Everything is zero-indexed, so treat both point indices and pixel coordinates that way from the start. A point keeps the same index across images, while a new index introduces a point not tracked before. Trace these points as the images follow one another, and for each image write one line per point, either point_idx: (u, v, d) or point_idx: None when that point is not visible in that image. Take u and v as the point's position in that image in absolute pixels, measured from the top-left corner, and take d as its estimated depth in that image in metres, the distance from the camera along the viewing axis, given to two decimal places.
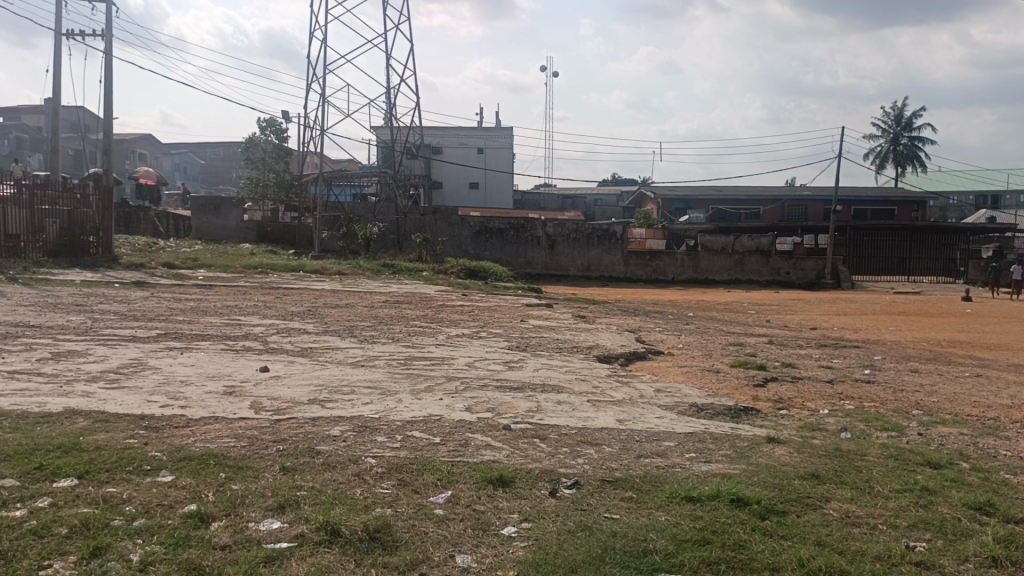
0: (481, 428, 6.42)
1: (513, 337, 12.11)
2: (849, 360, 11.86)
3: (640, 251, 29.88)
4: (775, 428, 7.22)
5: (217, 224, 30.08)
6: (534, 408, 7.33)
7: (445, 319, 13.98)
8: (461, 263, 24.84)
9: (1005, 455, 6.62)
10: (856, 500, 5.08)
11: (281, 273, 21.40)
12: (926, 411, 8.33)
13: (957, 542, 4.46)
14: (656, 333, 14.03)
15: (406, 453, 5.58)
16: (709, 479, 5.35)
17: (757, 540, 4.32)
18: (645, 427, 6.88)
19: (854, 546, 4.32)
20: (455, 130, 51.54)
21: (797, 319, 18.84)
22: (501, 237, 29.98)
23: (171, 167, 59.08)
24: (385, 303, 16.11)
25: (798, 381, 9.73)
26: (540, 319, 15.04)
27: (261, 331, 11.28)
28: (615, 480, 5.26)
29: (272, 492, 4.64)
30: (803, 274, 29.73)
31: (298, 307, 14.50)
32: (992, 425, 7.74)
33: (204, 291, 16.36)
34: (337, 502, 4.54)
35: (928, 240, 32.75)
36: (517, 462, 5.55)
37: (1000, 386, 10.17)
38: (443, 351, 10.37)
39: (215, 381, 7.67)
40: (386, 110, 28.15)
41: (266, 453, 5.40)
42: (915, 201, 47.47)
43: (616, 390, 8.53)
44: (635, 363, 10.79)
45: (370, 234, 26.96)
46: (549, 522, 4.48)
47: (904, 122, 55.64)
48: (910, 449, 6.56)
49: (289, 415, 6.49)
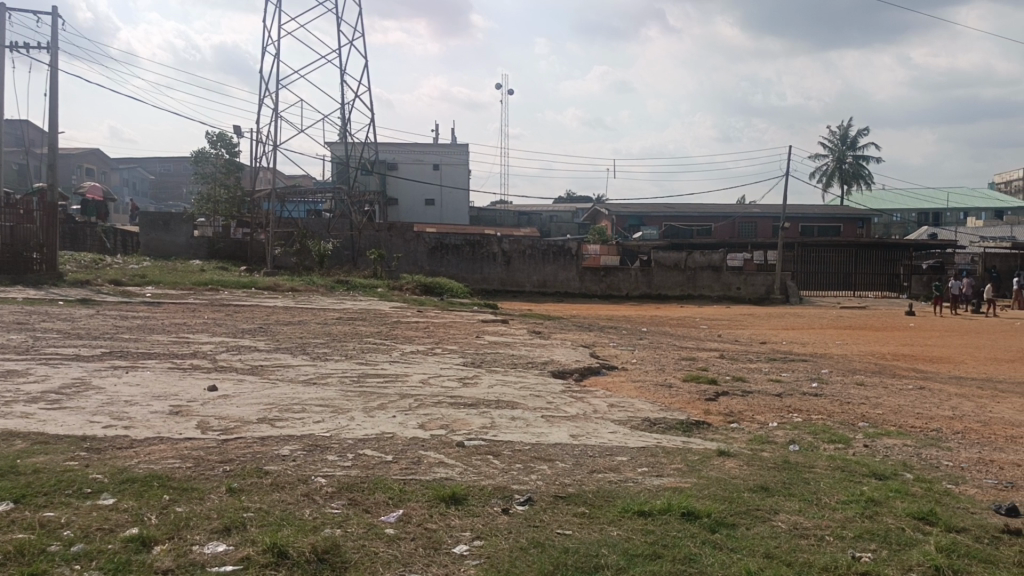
0: (434, 445, 6.37)
1: (469, 354, 12.06)
2: (798, 373, 12.06)
3: (595, 267, 30.09)
4: (726, 442, 7.31)
5: (167, 240, 29.67)
6: (489, 425, 7.30)
7: (400, 336, 13.87)
8: (417, 279, 24.74)
9: (948, 465, 6.78)
10: (803, 512, 5.15)
11: (233, 290, 21.10)
12: (872, 423, 8.49)
13: (901, 552, 4.53)
14: (610, 349, 14.11)
15: (357, 472, 5.51)
16: (661, 493, 5.37)
17: (707, 553, 4.35)
18: (598, 442, 6.90)
19: (802, 558, 4.37)
20: (410, 146, 51.40)
21: (747, 334, 19.08)
22: (456, 253, 29.91)
23: (120, 182, 57.98)
24: (339, 320, 15.94)
25: (748, 395, 9.83)
26: (496, 335, 14.99)
27: (210, 349, 11.07)
28: (567, 496, 5.26)
29: (218, 513, 4.54)
30: (752, 289, 30.02)
31: (249, 324, 14.27)
32: (934, 436, 7.93)
33: (153, 309, 16.03)
34: (285, 523, 4.45)
35: (874, 256, 33.51)
36: (469, 479, 5.52)
37: (943, 398, 10.42)
38: (397, 368, 10.28)
39: (161, 401, 7.48)
40: (341, 124, 27.88)
41: (212, 473, 5.29)
42: (860, 218, 48.61)
43: (570, 405, 8.55)
44: (590, 378, 10.84)
45: (324, 250, 26.72)
46: (501, 539, 4.45)
47: (850, 141, 57.06)
48: (856, 460, 6.68)
49: (237, 435, 6.37)
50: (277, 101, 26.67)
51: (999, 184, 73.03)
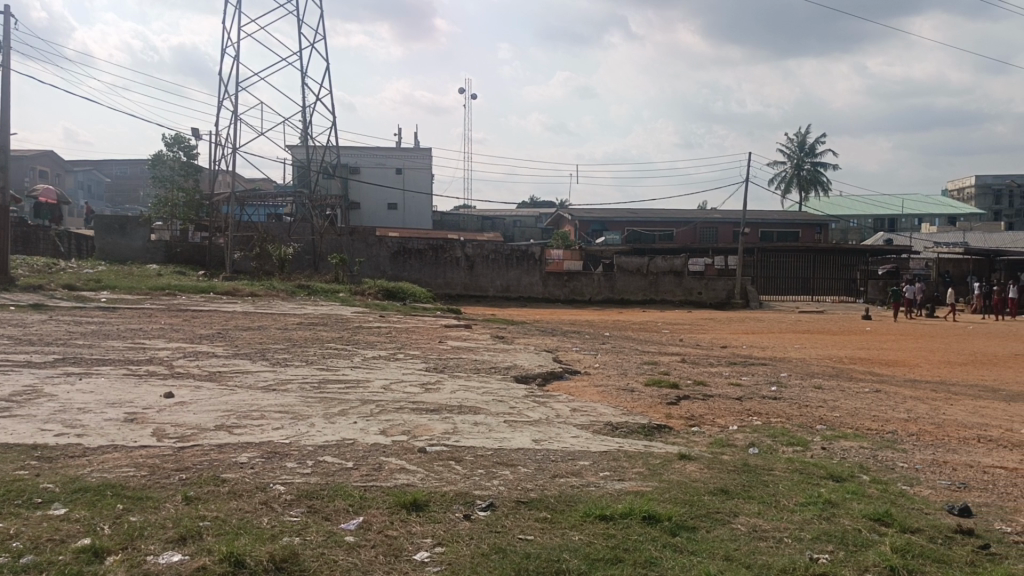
0: (395, 451, 6.32)
1: (431, 359, 12.01)
2: (758, 377, 12.18)
3: (558, 272, 30.21)
4: (686, 445, 7.36)
5: (123, 244, 29.10)
6: (451, 430, 7.26)
7: (361, 341, 13.77)
8: (379, 284, 24.58)
9: (903, 467, 6.91)
10: (762, 514, 5.20)
11: (191, 295, 20.75)
12: (829, 426, 8.62)
13: (857, 553, 4.59)
14: (573, 353, 14.15)
15: (317, 479, 5.44)
16: (622, 497, 5.39)
17: (668, 557, 4.37)
18: (560, 446, 6.90)
19: (760, 560, 4.41)
20: (372, 150, 51.12)
21: (709, 339, 19.22)
22: (419, 257, 29.76)
23: (75, 185, 56.83)
24: (300, 325, 15.78)
25: (709, 399, 9.91)
26: (458, 340, 14.95)
27: (167, 355, 10.87)
28: (529, 501, 5.24)
29: (174, 523, 4.44)
30: (713, 294, 30.45)
31: (207, 329, 14.05)
32: (889, 438, 8.07)
33: (108, 314, 15.70)
34: (242, 532, 4.38)
35: (831, 262, 34.18)
36: (431, 485, 5.48)
37: (897, 401, 10.62)
38: (358, 374, 10.20)
39: (116, 409, 7.32)
40: (302, 127, 27.58)
41: (168, 481, 5.19)
42: (818, 224, 49.42)
43: (532, 410, 8.55)
44: (552, 383, 10.84)
45: (284, 255, 26.42)
46: (462, 545, 4.42)
47: (807, 148, 57.98)
48: (813, 463, 6.78)
49: (194, 442, 6.26)
50: (236, 104, 26.24)
51: (951, 191, 74.72)
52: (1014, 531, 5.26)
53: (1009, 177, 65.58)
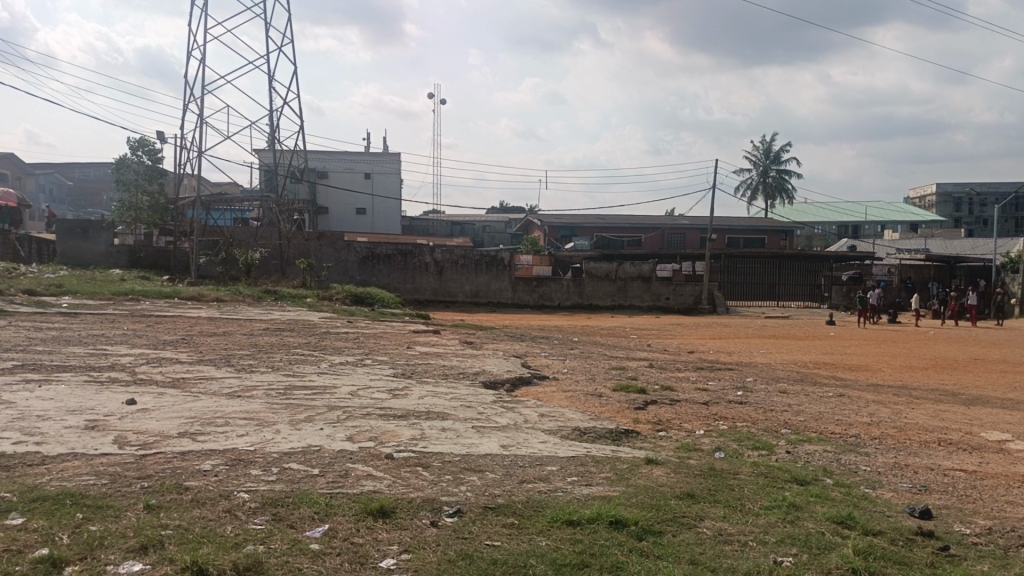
0: (361, 457, 6.28)
1: (399, 364, 11.94)
2: (724, 382, 12.30)
3: (527, 277, 30.27)
4: (653, 450, 7.41)
5: (86, 248, 28.63)
6: (418, 436, 7.23)
7: (329, 347, 13.64)
8: (347, 289, 24.42)
9: (865, 470, 7.02)
10: (727, 518, 5.24)
11: (155, 301, 20.47)
12: (793, 429, 8.72)
13: (820, 556, 4.65)
14: (541, 358, 14.15)
15: (282, 485, 5.39)
16: (590, 502, 5.40)
17: (634, 561, 4.39)
18: (528, 452, 6.89)
19: (725, 564, 4.44)
20: (341, 155, 50.83)
21: (675, 344, 19.35)
22: (387, 263, 29.65)
23: (37, 188, 55.75)
24: (266, 331, 15.58)
25: (675, 403, 9.99)
26: (427, 346, 14.86)
27: (129, 361, 10.68)
28: (496, 506, 5.24)
29: (135, 532, 4.37)
30: (681, 298, 30.66)
31: (171, 336, 13.83)
32: (852, 442, 8.17)
33: (69, 319, 15.41)
34: (205, 540, 4.32)
35: (796, 268, 34.61)
36: (398, 492, 5.45)
37: (860, 405, 10.74)
38: (325, 380, 10.10)
39: (76, 416, 7.18)
40: (269, 131, 27.35)
41: (130, 490, 5.10)
42: (783, 230, 50.03)
43: (501, 416, 8.53)
44: (520, 389, 10.81)
45: (251, 259, 26.18)
46: (429, 552, 4.39)
47: (773, 156, 58.70)
48: (778, 466, 6.85)
49: (157, 450, 6.16)
50: (202, 106, 25.94)
51: (913, 198, 76.13)
52: (972, 532, 5.36)
53: (968, 186, 66.97)
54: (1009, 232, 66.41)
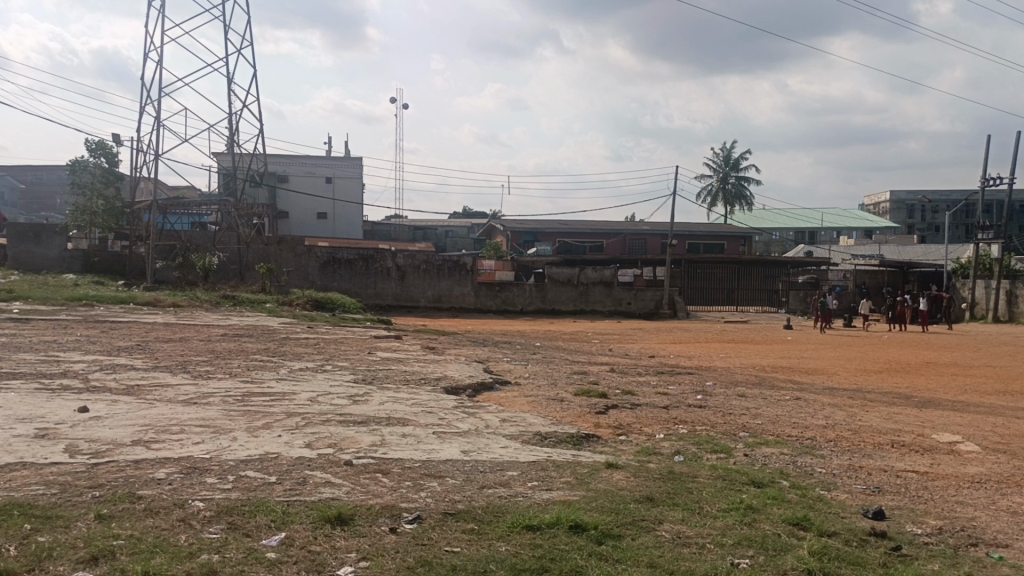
0: (321, 464, 6.22)
1: (360, 370, 11.86)
2: (684, 386, 12.35)
3: (489, 282, 30.29)
4: (614, 454, 7.43)
5: (37, 253, 27.95)
6: (379, 442, 7.18)
7: (289, 353, 13.50)
8: (307, 294, 24.21)
9: (822, 472, 7.11)
10: (687, 521, 5.29)
11: (109, 306, 20.08)
12: (751, 433, 8.81)
13: (777, 557, 4.70)
14: (503, 363, 14.14)
15: (238, 494, 5.30)
16: (550, 507, 5.41)
17: (593, 565, 4.40)
18: (489, 457, 6.88)
19: (683, 566, 4.48)
20: (301, 159, 50.30)
21: (637, 349, 19.42)
22: (349, 268, 29.43)
23: None
24: (224, 337, 15.35)
25: (637, 408, 10.01)
26: (387, 351, 14.76)
27: (82, 368, 10.45)
28: (457, 512, 5.21)
29: (85, 542, 4.26)
30: (642, 304, 30.93)
31: (126, 341, 13.58)
32: (808, 445, 8.31)
33: (20, 326, 15.03)
34: (157, 550, 4.23)
35: (754, 274, 35.04)
36: (357, 498, 5.40)
37: (816, 408, 10.91)
38: (284, 387, 9.97)
39: (24, 424, 7.00)
40: (228, 134, 26.97)
41: (80, 500, 4.98)
42: (742, 236, 50.66)
43: (462, 421, 8.50)
44: (482, 394, 10.78)
45: (208, 264, 25.75)
46: (387, 559, 4.36)
47: (732, 163, 59.40)
48: (736, 469, 6.90)
49: (109, 458, 6.03)
50: (159, 108, 25.47)
51: (867, 205, 77.60)
52: (923, 532, 5.47)
53: (921, 193, 68.52)
54: (959, 238, 68.12)
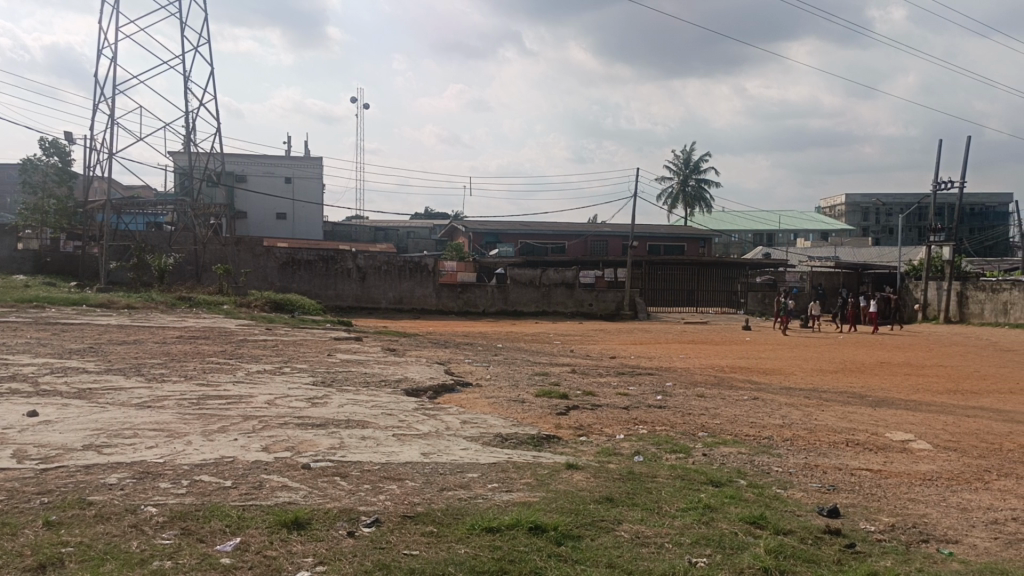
0: (277, 468, 6.13)
1: (319, 372, 11.76)
2: (644, 387, 12.45)
3: (451, 283, 30.24)
4: (574, 455, 7.45)
5: None
6: (337, 445, 7.11)
7: (246, 355, 13.33)
8: (266, 296, 23.98)
9: (779, 471, 7.21)
10: (645, 520, 5.31)
11: (61, 308, 19.64)
12: (710, 432, 8.89)
13: (733, 556, 4.75)
14: (464, 365, 14.10)
15: (193, 499, 5.21)
16: (510, 508, 5.40)
17: (552, 567, 4.40)
18: (449, 459, 6.86)
19: (642, 565, 4.50)
20: (261, 158, 49.69)
21: (598, 349, 19.55)
22: (309, 269, 29.12)
23: None
24: (179, 339, 15.10)
25: (597, 408, 10.06)
26: (347, 353, 14.65)
27: (32, 371, 10.19)
28: (416, 515, 5.18)
29: (32, 550, 4.15)
30: (603, 304, 31.14)
31: (78, 344, 13.29)
32: (766, 444, 8.41)
33: None
34: (108, 557, 4.14)
35: (713, 275, 35.47)
36: (314, 502, 5.34)
37: (773, 408, 11.05)
38: (241, 389, 9.84)
39: None
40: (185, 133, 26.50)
41: (28, 506, 4.85)
42: (702, 238, 51.26)
43: (422, 423, 8.46)
44: (443, 396, 10.74)
45: (163, 265, 25.28)
46: (345, 563, 4.31)
47: (692, 165, 60.03)
48: (695, 469, 6.97)
49: (59, 463, 5.89)
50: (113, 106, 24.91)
51: (823, 207, 79.04)
52: (876, 530, 5.56)
53: (875, 196, 70.01)
54: (912, 240, 69.72)
